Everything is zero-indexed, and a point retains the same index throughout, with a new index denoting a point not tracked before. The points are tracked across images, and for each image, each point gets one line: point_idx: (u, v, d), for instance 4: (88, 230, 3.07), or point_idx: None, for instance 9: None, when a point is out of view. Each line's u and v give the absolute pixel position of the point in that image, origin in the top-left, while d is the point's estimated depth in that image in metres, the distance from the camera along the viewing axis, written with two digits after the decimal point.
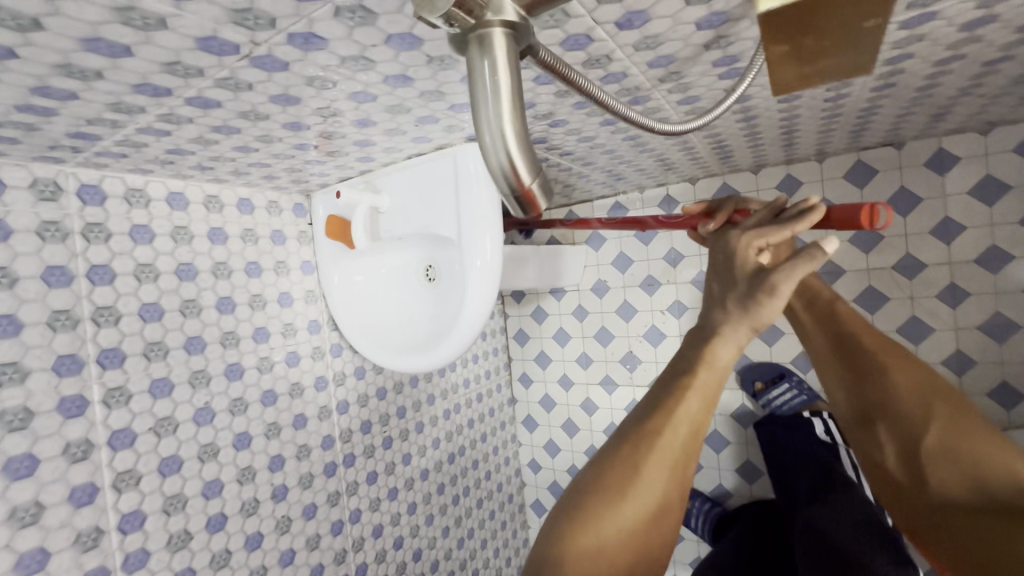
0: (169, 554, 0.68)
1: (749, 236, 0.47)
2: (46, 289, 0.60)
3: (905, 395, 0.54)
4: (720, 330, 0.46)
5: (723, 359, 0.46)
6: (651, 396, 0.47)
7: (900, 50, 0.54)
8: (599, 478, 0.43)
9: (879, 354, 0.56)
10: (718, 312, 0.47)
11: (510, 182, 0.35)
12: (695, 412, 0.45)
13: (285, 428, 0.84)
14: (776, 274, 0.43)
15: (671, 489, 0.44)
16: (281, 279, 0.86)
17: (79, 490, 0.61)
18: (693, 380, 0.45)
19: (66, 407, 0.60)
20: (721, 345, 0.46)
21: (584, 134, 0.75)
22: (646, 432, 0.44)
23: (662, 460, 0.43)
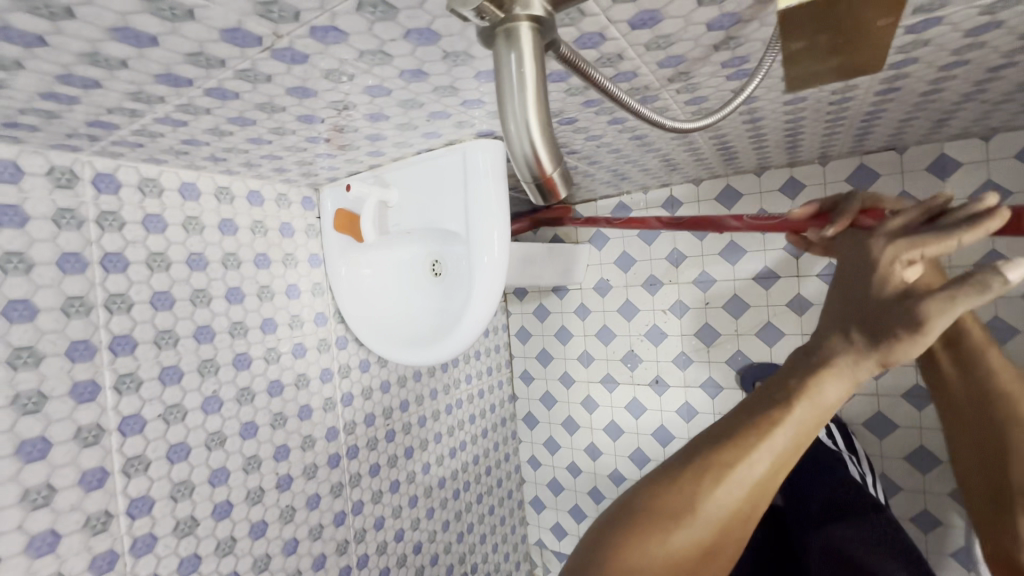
0: (176, 540, 0.69)
1: (900, 243, 0.39)
2: (61, 276, 0.61)
3: None
4: (835, 362, 0.38)
5: (830, 399, 0.38)
6: (728, 423, 0.40)
7: (906, 54, 0.55)
8: (649, 503, 0.38)
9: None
10: (838, 341, 0.39)
11: (533, 171, 0.36)
12: (782, 452, 0.37)
13: (290, 419, 0.85)
14: (926, 300, 0.35)
15: (730, 531, 0.37)
16: (289, 270, 0.87)
17: (89, 474, 0.62)
18: (787, 413, 0.38)
19: (79, 392, 0.61)
20: (837, 382, 0.38)
21: (592, 133, 0.76)
22: (713, 461, 0.37)
23: (727, 498, 0.36)
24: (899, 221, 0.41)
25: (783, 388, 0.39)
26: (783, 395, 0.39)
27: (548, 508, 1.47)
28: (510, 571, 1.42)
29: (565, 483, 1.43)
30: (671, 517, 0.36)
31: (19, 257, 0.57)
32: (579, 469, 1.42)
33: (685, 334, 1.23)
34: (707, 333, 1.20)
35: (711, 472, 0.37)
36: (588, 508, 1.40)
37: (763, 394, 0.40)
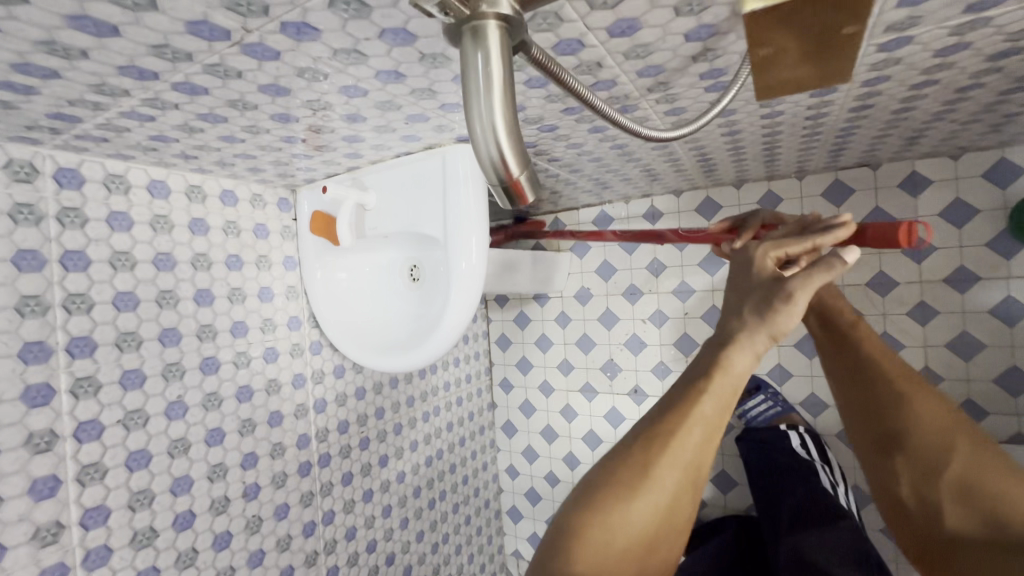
0: (133, 552, 0.66)
1: (769, 246, 0.49)
2: (16, 274, 0.58)
3: (925, 428, 0.56)
4: (738, 336, 0.45)
5: (740, 370, 0.45)
6: (664, 401, 0.46)
7: (878, 72, 0.56)
8: (612, 479, 0.43)
9: (900, 383, 0.59)
10: (734, 320, 0.47)
11: (498, 173, 0.35)
12: (715, 415, 0.44)
13: (259, 425, 0.82)
14: (792, 281, 0.44)
15: (682, 492, 0.43)
16: (262, 273, 0.85)
17: (40, 482, 0.58)
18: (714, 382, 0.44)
19: (30, 396, 0.58)
20: (744, 349, 0.45)
21: (572, 141, 0.76)
22: (660, 434, 0.43)
23: (676, 463, 0.43)
24: (778, 234, 0.52)
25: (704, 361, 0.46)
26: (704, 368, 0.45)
27: (526, 518, 1.45)
28: None
29: (543, 493, 1.42)
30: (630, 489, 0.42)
31: None
32: (557, 479, 1.40)
33: (664, 344, 1.23)
34: (686, 343, 1.21)
35: (658, 442, 0.43)
36: None
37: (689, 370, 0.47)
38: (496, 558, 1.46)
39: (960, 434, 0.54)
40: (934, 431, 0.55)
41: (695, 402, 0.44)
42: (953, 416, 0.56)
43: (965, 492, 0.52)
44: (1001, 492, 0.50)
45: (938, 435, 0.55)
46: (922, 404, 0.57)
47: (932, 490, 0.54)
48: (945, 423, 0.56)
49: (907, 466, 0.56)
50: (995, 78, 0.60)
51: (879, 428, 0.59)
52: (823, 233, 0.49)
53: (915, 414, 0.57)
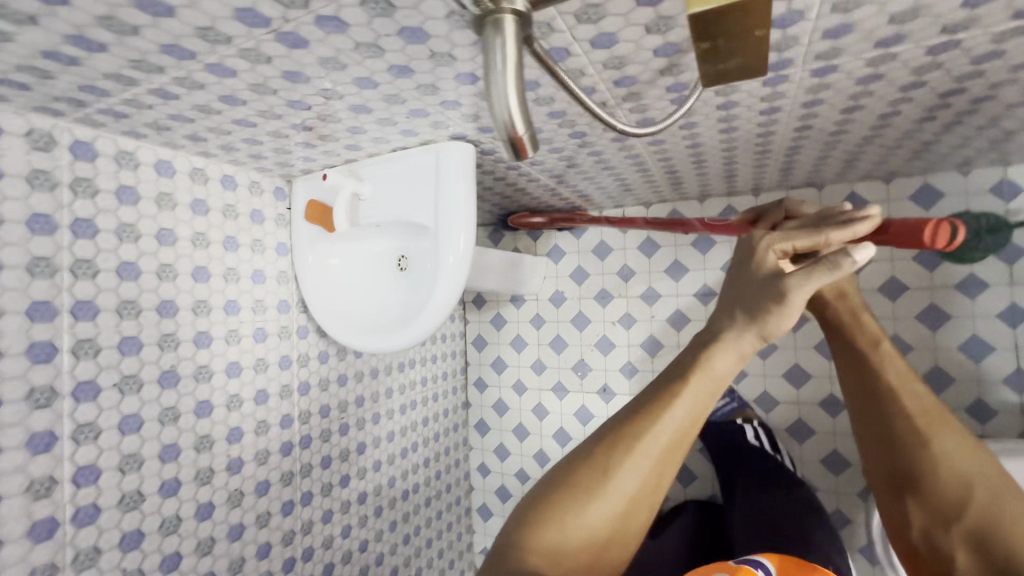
0: (120, 513, 0.68)
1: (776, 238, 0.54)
2: (29, 236, 0.61)
3: (945, 469, 0.59)
4: (725, 336, 0.53)
5: (718, 372, 0.52)
6: (635, 404, 0.54)
7: (815, 95, 0.66)
8: (584, 469, 0.50)
9: (920, 422, 0.62)
10: (729, 320, 0.54)
11: (507, 131, 0.42)
12: (685, 417, 0.51)
13: (246, 402, 0.85)
14: (789, 282, 0.49)
15: (645, 483, 0.51)
16: (256, 256, 0.89)
17: (37, 437, 0.61)
18: (686, 388, 0.52)
19: (34, 352, 0.61)
20: (731, 349, 0.52)
21: (554, 145, 0.84)
22: (629, 433, 0.51)
23: (642, 459, 0.50)
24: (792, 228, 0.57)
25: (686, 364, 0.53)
26: (684, 371, 0.53)
27: (495, 515, 1.49)
28: None
29: (513, 490, 1.46)
30: (595, 482, 0.49)
31: None
32: (527, 476, 1.45)
33: (631, 345, 1.32)
34: (652, 344, 1.29)
35: (625, 440, 0.50)
36: None
37: (667, 373, 0.55)
38: (465, 555, 1.49)
39: (975, 483, 0.57)
40: (955, 474, 0.58)
41: (663, 408, 0.51)
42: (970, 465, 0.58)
43: (965, 533, 0.55)
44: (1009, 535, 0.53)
45: (945, 478, 0.58)
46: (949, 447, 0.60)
47: (944, 533, 0.57)
48: (964, 469, 0.58)
49: (911, 499, 0.60)
50: (910, 107, 0.71)
51: (901, 466, 0.61)
52: (840, 230, 0.54)
53: (921, 453, 0.60)
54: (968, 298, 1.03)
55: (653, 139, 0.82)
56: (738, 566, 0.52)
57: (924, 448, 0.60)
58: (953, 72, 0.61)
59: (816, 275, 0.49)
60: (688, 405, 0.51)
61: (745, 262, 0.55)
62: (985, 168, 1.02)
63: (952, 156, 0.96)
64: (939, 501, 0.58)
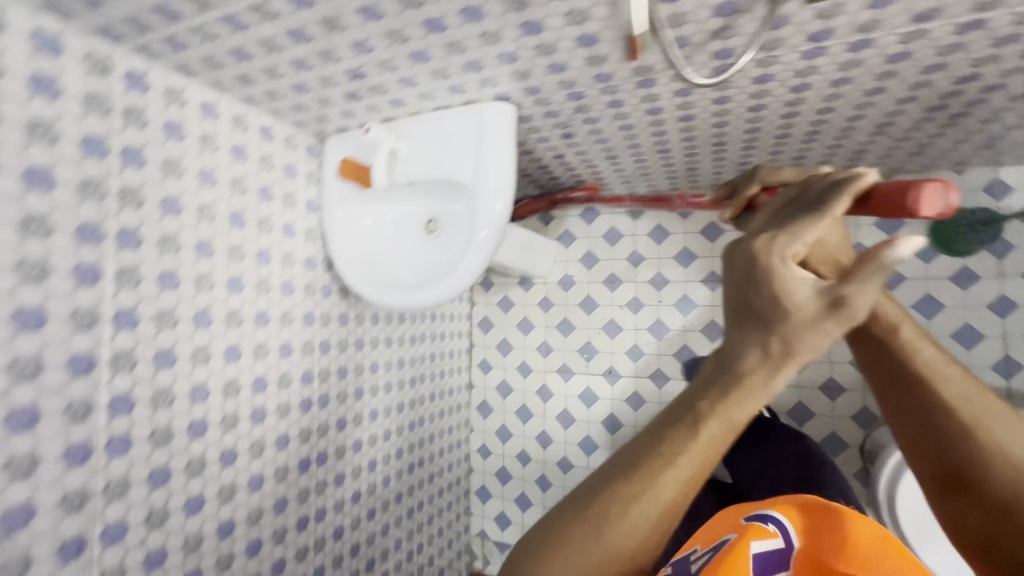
0: (150, 448, 0.67)
1: (786, 240, 0.41)
2: (82, 156, 0.61)
3: (999, 458, 0.47)
4: (745, 378, 0.41)
5: (737, 417, 0.41)
6: (635, 447, 0.44)
7: (845, 72, 0.71)
8: (574, 520, 0.43)
9: (959, 409, 0.49)
10: (755, 352, 0.41)
11: None
12: (694, 474, 0.41)
13: (271, 352, 0.85)
14: (850, 290, 0.38)
15: (642, 544, 0.42)
16: (288, 210, 0.89)
17: (78, 359, 0.60)
18: (697, 441, 0.41)
19: (81, 274, 0.60)
20: (753, 386, 0.41)
21: (589, 115, 0.87)
22: (625, 488, 0.42)
23: (638, 517, 0.41)
24: (783, 215, 0.44)
25: (700, 405, 0.42)
26: (696, 416, 0.42)
27: (494, 497, 1.49)
28: (451, 560, 1.42)
29: (513, 472, 1.47)
30: (584, 537, 0.41)
31: (48, 126, 0.57)
32: (528, 458, 1.46)
33: (638, 329, 1.35)
34: (659, 328, 1.33)
35: (622, 495, 0.41)
36: (534, 497, 1.44)
37: (678, 414, 0.43)
38: (463, 537, 1.49)
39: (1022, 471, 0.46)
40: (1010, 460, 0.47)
41: (666, 458, 0.41)
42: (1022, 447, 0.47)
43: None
44: None
45: (1001, 472, 0.47)
46: (995, 426, 0.48)
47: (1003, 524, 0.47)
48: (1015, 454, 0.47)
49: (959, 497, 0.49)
50: (926, 92, 0.77)
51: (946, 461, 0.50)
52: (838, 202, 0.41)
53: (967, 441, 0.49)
54: (960, 289, 1.10)
55: (684, 115, 0.86)
56: (748, 525, 0.52)
57: (968, 438, 0.48)
58: (972, 56, 0.66)
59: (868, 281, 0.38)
60: (698, 461, 0.41)
61: (750, 282, 0.41)
62: (978, 168, 1.09)
63: (952, 153, 1.02)
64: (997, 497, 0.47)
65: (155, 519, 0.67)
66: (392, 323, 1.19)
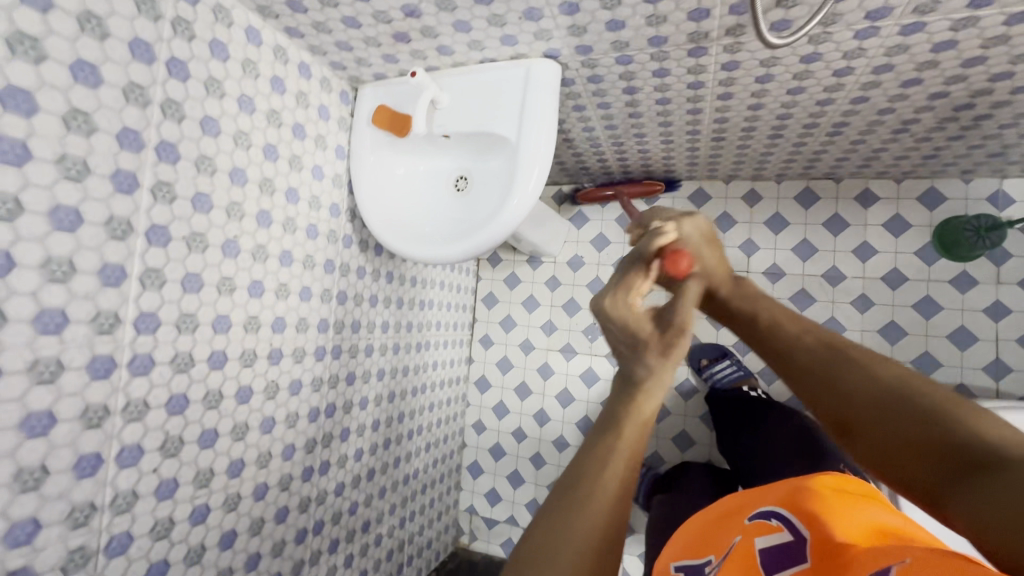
0: (171, 373, 0.64)
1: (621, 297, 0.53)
2: (130, 59, 0.58)
3: (873, 392, 0.43)
4: (647, 380, 0.49)
5: (646, 410, 0.48)
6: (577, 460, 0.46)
7: (889, 59, 0.74)
8: (545, 525, 0.42)
9: (823, 364, 0.48)
10: (642, 363, 0.50)
11: None
12: (629, 465, 0.46)
13: (292, 294, 0.83)
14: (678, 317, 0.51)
15: (609, 527, 0.42)
16: (318, 151, 0.87)
17: (109, 268, 0.57)
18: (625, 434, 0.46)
19: (119, 179, 0.57)
20: (655, 388, 0.49)
21: (631, 85, 0.88)
22: (581, 479, 0.44)
23: (600, 500, 0.43)
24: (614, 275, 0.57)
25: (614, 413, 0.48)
26: (615, 419, 0.48)
27: (485, 473, 1.48)
28: (439, 533, 1.40)
29: (507, 449, 1.47)
30: (565, 526, 0.41)
31: (97, 21, 0.55)
32: (524, 435, 1.45)
33: None
34: None
35: (580, 486, 0.44)
36: (527, 474, 1.44)
37: (601, 425, 0.49)
38: (451, 512, 1.47)
39: (903, 393, 0.42)
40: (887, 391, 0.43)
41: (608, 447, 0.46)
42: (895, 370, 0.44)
43: (943, 455, 0.38)
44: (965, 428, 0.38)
45: (881, 404, 0.42)
46: (864, 370, 0.45)
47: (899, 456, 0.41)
48: (889, 382, 0.43)
49: (874, 458, 0.43)
50: (959, 88, 0.80)
51: (840, 409, 0.45)
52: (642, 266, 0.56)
53: (840, 389, 0.46)
54: (959, 292, 1.14)
55: (723, 92, 0.88)
56: (752, 525, 0.53)
57: (840, 383, 0.46)
58: (1013, 51, 0.69)
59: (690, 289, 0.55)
60: (626, 451, 0.46)
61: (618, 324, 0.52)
62: (984, 179, 1.14)
63: (963, 159, 1.07)
64: (899, 433, 0.41)
65: (169, 448, 0.65)
66: (404, 285, 1.18)
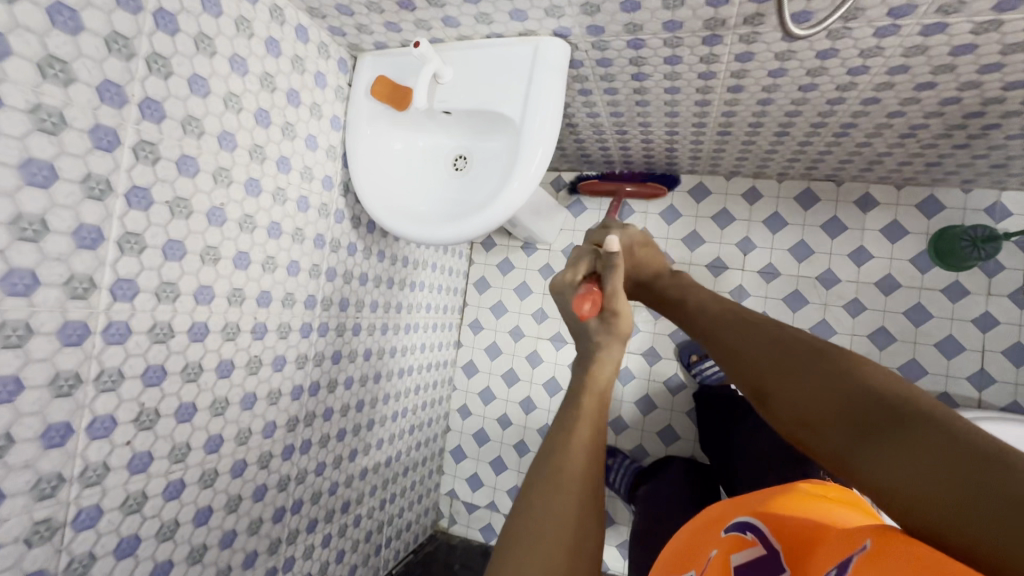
0: (148, 343, 0.61)
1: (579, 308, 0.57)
2: (113, 6, 0.54)
3: (782, 355, 0.42)
4: (601, 351, 0.55)
5: (602, 380, 0.54)
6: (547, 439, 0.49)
7: (905, 60, 0.72)
8: (525, 504, 0.44)
9: (736, 332, 0.47)
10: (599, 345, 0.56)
11: None
12: (593, 433, 0.49)
13: (279, 268, 0.80)
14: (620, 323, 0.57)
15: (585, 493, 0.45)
16: (313, 120, 0.83)
17: (85, 230, 0.54)
18: (583, 407, 0.51)
19: (98, 135, 0.54)
20: (608, 360, 0.55)
21: (640, 72, 0.85)
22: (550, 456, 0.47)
23: (571, 472, 0.45)
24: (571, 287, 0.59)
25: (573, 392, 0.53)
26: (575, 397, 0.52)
27: (469, 458, 1.48)
28: (419, 515, 1.40)
29: (492, 435, 1.46)
30: (544, 503, 0.43)
31: None
32: (509, 422, 1.45)
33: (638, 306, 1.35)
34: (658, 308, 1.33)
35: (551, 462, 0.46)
36: (510, 461, 1.43)
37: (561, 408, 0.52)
38: (433, 495, 1.47)
39: (811, 356, 0.40)
40: (794, 353, 0.41)
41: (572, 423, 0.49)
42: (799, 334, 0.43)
43: (854, 419, 0.34)
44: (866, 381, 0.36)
45: (787, 364, 0.41)
46: (774, 334, 0.44)
47: (804, 417, 0.38)
48: (796, 343, 0.42)
49: (784, 425, 0.40)
50: (971, 95, 0.79)
51: (753, 374, 0.43)
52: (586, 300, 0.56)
53: (758, 361, 0.43)
54: (950, 302, 1.15)
55: (734, 85, 0.86)
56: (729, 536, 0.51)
57: (751, 347, 0.44)
58: None
59: (615, 269, 0.57)
60: (588, 421, 0.49)
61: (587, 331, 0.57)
62: (983, 190, 1.14)
63: (966, 169, 1.06)
64: (804, 389, 0.38)
65: (144, 421, 0.62)
66: (395, 265, 1.15)
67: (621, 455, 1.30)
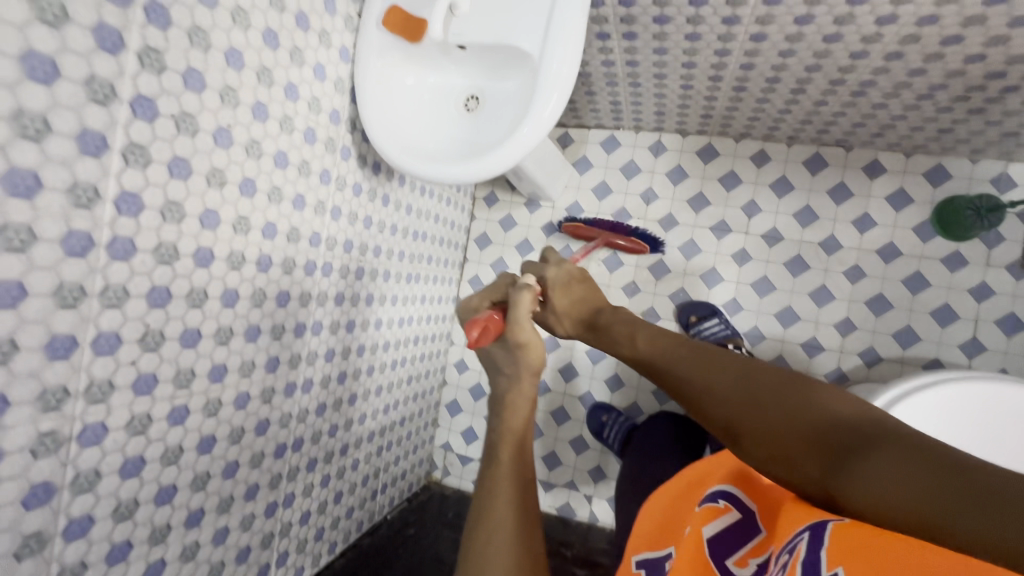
0: (153, 262, 0.60)
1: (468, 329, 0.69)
2: None
3: (739, 394, 0.47)
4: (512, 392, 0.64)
5: (516, 427, 0.61)
6: (483, 484, 0.55)
7: (937, 8, 0.70)
8: (470, 544, 0.50)
9: (692, 373, 0.52)
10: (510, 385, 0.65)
11: None
12: (516, 464, 0.57)
13: (286, 200, 0.78)
14: (523, 354, 0.66)
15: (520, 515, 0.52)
16: (321, 49, 0.80)
17: (90, 135, 0.51)
18: (502, 460, 0.57)
19: (102, 36, 0.51)
20: (519, 400, 0.63)
21: (663, 15, 0.83)
22: (484, 500, 0.53)
23: (502, 502, 0.53)
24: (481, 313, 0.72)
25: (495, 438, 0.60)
26: (494, 443, 0.60)
27: (464, 413, 1.49)
28: (414, 465, 1.41)
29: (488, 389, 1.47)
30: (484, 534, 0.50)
31: None
32: None
33: (639, 266, 1.33)
34: (660, 269, 1.32)
35: (486, 501, 0.53)
36: None
37: (485, 468, 0.57)
38: (428, 446, 1.48)
39: (765, 391, 0.46)
40: (749, 391, 0.47)
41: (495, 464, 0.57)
42: (743, 368, 0.49)
43: (833, 448, 0.41)
44: (821, 408, 0.43)
45: (747, 405, 0.46)
46: (719, 372, 0.50)
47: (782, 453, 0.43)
48: (745, 379, 0.48)
49: (762, 460, 0.45)
50: (997, 52, 0.77)
51: (719, 417, 0.48)
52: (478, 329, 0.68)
53: (724, 400, 0.48)
54: (949, 271, 1.16)
55: (756, 33, 0.83)
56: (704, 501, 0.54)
57: (709, 390, 0.49)
58: None
59: (518, 309, 0.69)
60: (510, 458, 0.57)
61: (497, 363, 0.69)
62: (990, 160, 1.14)
63: (977, 137, 1.06)
64: (775, 426, 0.44)
65: (149, 342, 0.61)
66: (399, 212, 1.13)
67: (615, 413, 1.32)
